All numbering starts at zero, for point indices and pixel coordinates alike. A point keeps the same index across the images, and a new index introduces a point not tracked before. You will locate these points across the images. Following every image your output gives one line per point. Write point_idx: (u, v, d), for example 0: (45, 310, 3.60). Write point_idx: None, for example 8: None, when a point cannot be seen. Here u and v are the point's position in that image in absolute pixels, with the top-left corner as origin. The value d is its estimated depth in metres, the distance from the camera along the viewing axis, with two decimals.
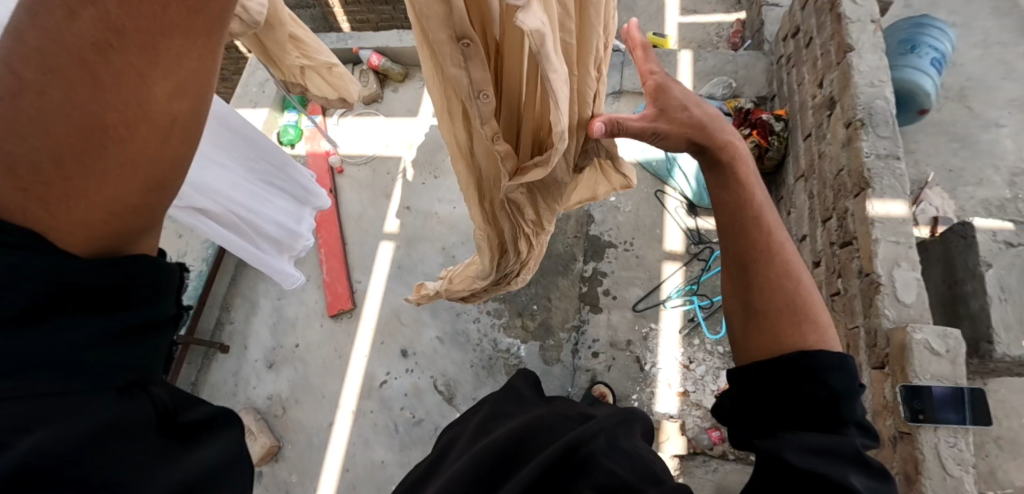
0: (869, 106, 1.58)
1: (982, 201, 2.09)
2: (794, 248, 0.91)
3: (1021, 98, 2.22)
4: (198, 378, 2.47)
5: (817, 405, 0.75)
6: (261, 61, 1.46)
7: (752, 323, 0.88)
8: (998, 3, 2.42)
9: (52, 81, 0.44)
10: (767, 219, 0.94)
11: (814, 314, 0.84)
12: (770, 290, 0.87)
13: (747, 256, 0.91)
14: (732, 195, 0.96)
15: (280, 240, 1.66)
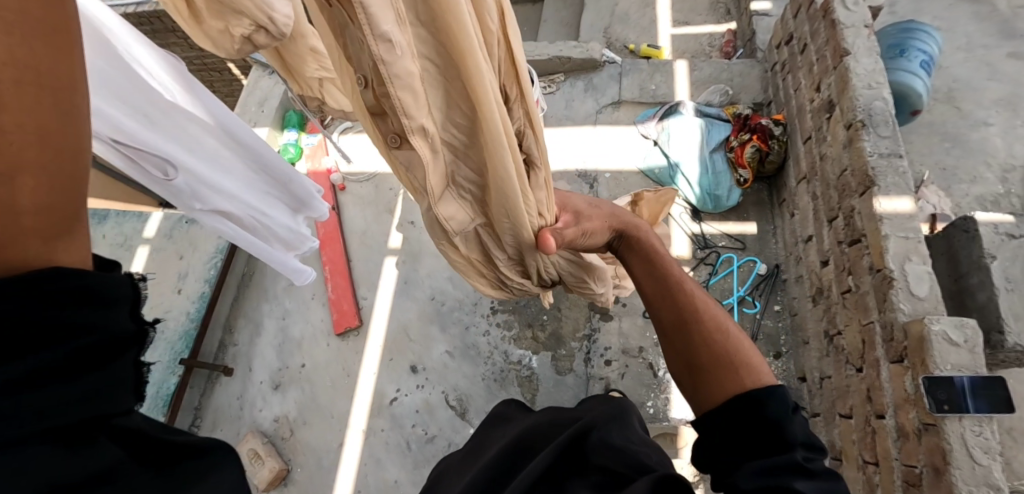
0: (869, 107, 1.62)
1: (978, 198, 2.14)
2: (716, 305, 1.01)
3: (1006, 97, 2.30)
4: (201, 402, 2.43)
5: (766, 435, 0.78)
6: (281, 75, 1.47)
7: (697, 383, 0.93)
8: (978, 8, 2.52)
9: None
10: (689, 286, 1.05)
11: (746, 356, 0.91)
12: (705, 348, 0.94)
13: (679, 320, 1.00)
14: (653, 272, 1.08)
15: (290, 240, 1.67)
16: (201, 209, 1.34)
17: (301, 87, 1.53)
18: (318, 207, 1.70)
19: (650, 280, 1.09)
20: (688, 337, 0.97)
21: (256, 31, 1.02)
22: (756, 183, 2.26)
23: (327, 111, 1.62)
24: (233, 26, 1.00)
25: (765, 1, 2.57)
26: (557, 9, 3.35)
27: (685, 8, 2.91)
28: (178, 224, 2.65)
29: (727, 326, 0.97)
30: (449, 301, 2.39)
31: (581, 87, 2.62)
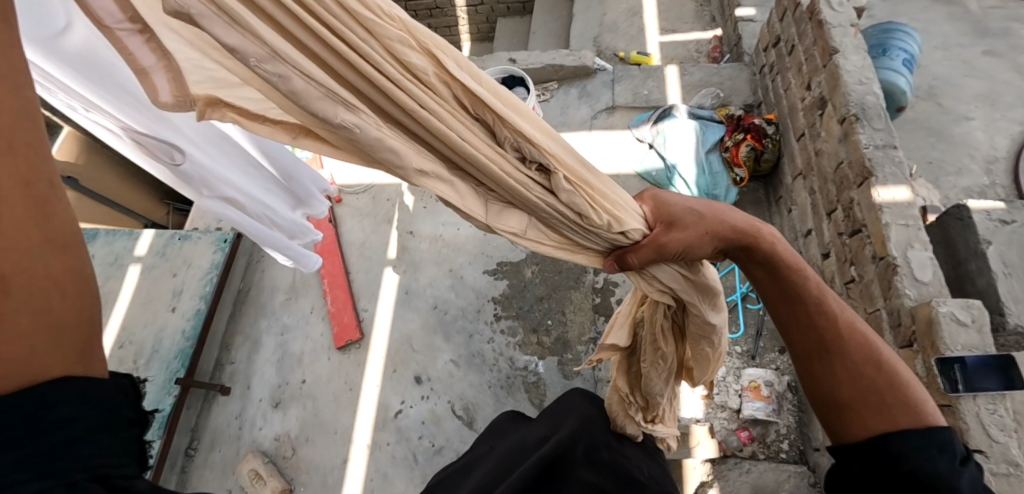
0: (861, 102, 1.67)
1: (965, 189, 2.21)
2: (862, 326, 0.92)
3: (984, 92, 2.40)
4: (198, 423, 2.36)
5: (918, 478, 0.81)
6: None
7: (836, 413, 0.91)
8: (951, 9, 2.64)
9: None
10: (831, 300, 0.91)
11: (909, 393, 0.87)
12: (851, 380, 0.89)
13: (819, 346, 0.91)
14: (784, 284, 0.91)
15: (292, 231, 1.71)
16: (208, 194, 1.40)
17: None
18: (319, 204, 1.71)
19: (777, 295, 0.93)
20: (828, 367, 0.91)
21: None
22: (752, 182, 2.31)
23: None
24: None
25: (750, 7, 2.64)
26: (546, 21, 3.41)
27: (671, 17, 2.99)
28: (171, 241, 2.62)
29: (879, 350, 0.90)
30: (451, 310, 2.37)
31: (574, 94, 2.67)
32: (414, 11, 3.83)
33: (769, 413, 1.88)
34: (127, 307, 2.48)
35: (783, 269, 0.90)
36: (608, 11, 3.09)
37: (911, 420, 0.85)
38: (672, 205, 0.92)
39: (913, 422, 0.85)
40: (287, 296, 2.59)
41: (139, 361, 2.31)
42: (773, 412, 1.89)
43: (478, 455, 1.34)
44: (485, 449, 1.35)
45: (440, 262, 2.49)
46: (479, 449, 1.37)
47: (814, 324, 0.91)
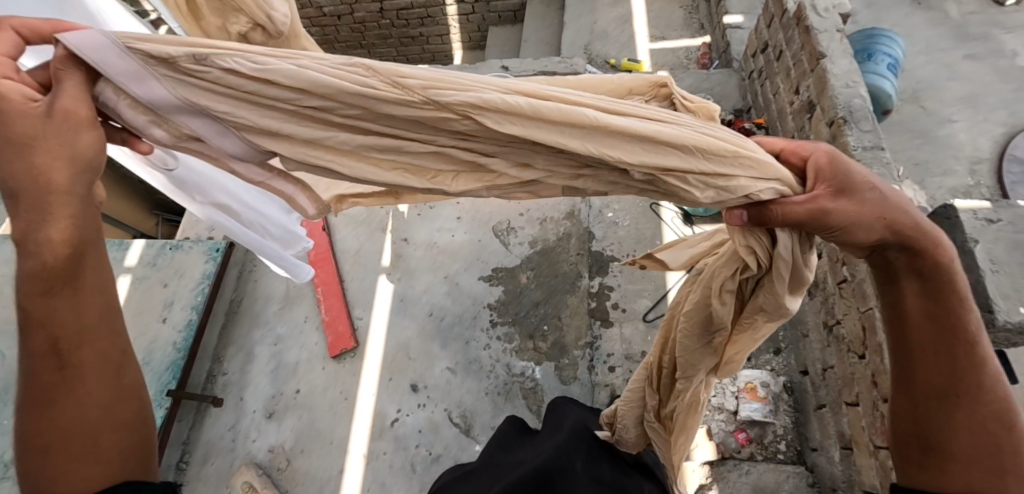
0: (849, 104, 1.70)
1: (951, 189, 2.26)
2: (1000, 384, 0.94)
3: (967, 95, 2.46)
4: (190, 436, 2.32)
5: None
6: None
7: (933, 459, 0.96)
8: (932, 15, 2.71)
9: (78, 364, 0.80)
10: (982, 352, 0.93)
11: None
12: (968, 433, 0.93)
13: (947, 389, 0.93)
14: (947, 318, 0.91)
15: (285, 238, 1.67)
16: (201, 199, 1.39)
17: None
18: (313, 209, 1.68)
19: (925, 317, 0.93)
20: (942, 406, 0.95)
21: (250, 27, 1.50)
22: None
23: None
24: (231, 23, 1.48)
25: (737, 15, 2.68)
26: (537, 29, 3.44)
27: (660, 25, 3.04)
28: (162, 251, 2.60)
29: (1012, 412, 0.94)
30: (447, 317, 2.36)
31: None
32: (406, 19, 3.85)
33: (766, 414, 1.89)
34: None
35: (946, 291, 0.90)
36: (599, 19, 3.13)
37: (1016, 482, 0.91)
38: (854, 173, 0.86)
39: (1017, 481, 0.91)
40: (281, 305, 2.56)
41: None
42: (770, 413, 1.90)
43: (477, 468, 1.32)
44: (482, 462, 1.33)
45: (435, 268, 2.49)
46: (478, 462, 1.34)
47: (959, 366, 0.92)
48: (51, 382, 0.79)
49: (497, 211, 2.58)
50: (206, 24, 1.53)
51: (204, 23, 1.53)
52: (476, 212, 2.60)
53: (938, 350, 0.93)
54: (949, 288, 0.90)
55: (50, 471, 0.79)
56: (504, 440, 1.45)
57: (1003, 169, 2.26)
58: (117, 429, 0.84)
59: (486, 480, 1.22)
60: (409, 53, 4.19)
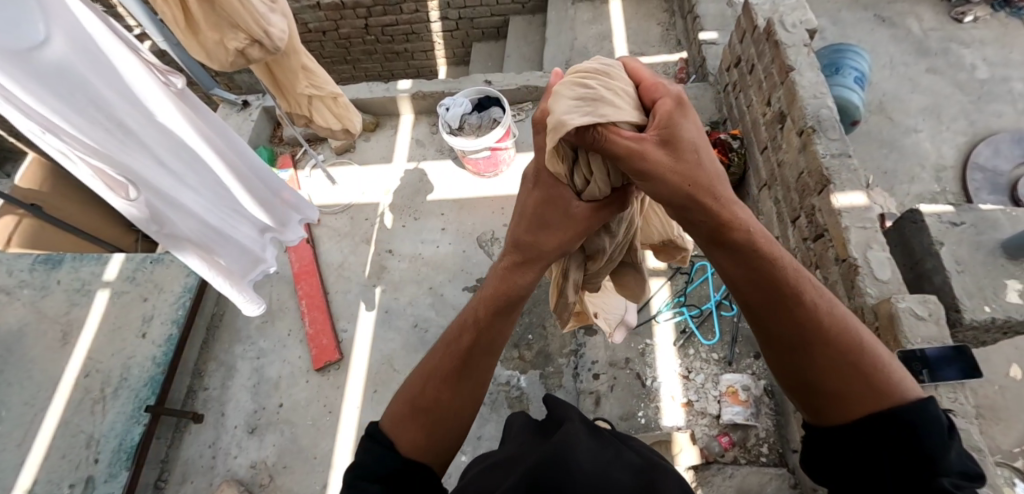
0: (817, 115, 1.76)
1: (917, 196, 2.38)
2: (832, 305, 0.92)
3: (930, 106, 2.58)
4: (169, 455, 2.28)
5: (904, 445, 0.80)
6: (279, 93, 1.94)
7: (811, 401, 0.90)
8: (895, 31, 2.84)
9: (469, 339, 1.05)
10: (802, 280, 0.92)
11: (886, 372, 0.87)
12: (820, 354, 0.89)
13: (786, 327, 0.91)
14: (752, 266, 0.91)
15: (239, 260, 1.89)
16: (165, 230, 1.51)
17: (290, 104, 1.98)
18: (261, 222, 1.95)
19: (742, 276, 0.92)
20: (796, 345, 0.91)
21: (248, 44, 1.51)
22: None
23: (313, 127, 2.07)
24: (229, 40, 1.48)
25: (711, 31, 2.78)
26: (520, 45, 3.51)
27: (639, 41, 3.13)
28: (143, 265, 2.60)
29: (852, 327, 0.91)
30: (432, 328, 2.36)
31: None
32: (391, 36, 3.91)
33: (747, 417, 1.93)
34: (94, 336, 2.42)
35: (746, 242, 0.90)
36: (578, 36, 3.21)
37: (897, 400, 0.84)
38: (678, 125, 0.85)
39: (892, 400, 0.85)
40: (263, 319, 2.53)
41: (107, 390, 2.29)
42: (751, 416, 1.93)
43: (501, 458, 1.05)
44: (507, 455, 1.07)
45: (420, 280, 2.48)
46: (503, 455, 1.08)
47: (784, 305, 0.90)
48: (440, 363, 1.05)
49: (482, 221, 2.57)
50: (204, 38, 1.49)
51: (202, 36, 1.49)
52: (461, 223, 2.59)
53: (770, 306, 0.91)
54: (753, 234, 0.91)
55: (433, 386, 1.03)
56: (526, 433, 1.19)
57: (967, 177, 2.39)
58: (465, 399, 1.04)
59: (502, 473, 0.96)
60: (394, 69, 4.24)
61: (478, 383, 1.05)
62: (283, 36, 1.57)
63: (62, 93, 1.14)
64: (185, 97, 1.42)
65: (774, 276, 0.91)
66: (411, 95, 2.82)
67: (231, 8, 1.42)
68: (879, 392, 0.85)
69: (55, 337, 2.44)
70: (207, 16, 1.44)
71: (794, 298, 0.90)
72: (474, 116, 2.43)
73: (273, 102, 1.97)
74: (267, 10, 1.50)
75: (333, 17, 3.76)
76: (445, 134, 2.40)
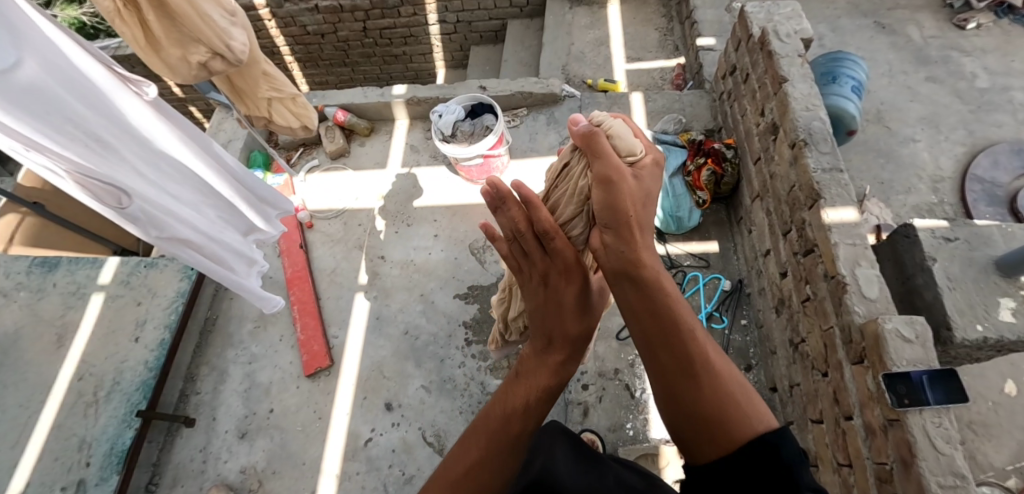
0: (808, 127, 1.74)
1: (914, 207, 2.35)
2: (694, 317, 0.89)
3: (928, 116, 2.56)
4: (161, 458, 2.30)
5: (763, 462, 0.76)
6: (236, 97, 1.90)
7: (678, 414, 0.83)
8: (894, 39, 2.80)
9: (510, 402, 0.95)
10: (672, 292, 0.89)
11: (743, 397, 0.83)
12: (684, 363, 0.84)
13: (659, 333, 0.86)
14: (630, 257, 0.87)
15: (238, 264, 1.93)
16: (158, 235, 1.54)
17: (249, 108, 1.96)
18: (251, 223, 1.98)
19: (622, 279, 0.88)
20: (668, 344, 0.85)
21: (210, 57, 1.51)
22: (714, 204, 2.41)
23: (273, 127, 2.05)
24: (191, 54, 1.47)
25: (709, 37, 2.76)
26: (517, 50, 3.49)
27: (636, 46, 3.11)
28: (137, 269, 2.62)
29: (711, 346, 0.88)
30: (423, 335, 2.35)
31: (543, 121, 2.76)
32: (390, 38, 3.91)
33: None
34: (88, 340, 2.44)
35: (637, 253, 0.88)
36: (575, 41, 3.19)
37: (752, 424, 0.80)
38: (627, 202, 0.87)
39: (751, 429, 0.79)
40: (255, 325, 2.55)
41: (99, 394, 2.31)
42: None
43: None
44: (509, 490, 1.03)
45: (411, 287, 2.48)
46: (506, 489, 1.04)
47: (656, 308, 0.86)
48: (480, 437, 0.94)
49: (474, 229, 2.56)
50: (164, 53, 1.47)
51: (163, 52, 1.47)
52: (453, 230, 2.58)
53: (643, 316, 0.87)
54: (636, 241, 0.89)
55: (473, 448, 0.93)
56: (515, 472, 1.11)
57: (965, 188, 2.36)
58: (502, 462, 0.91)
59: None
60: (393, 71, 4.24)
61: (517, 455, 0.93)
62: (241, 47, 1.56)
63: (39, 113, 1.15)
64: (157, 104, 1.43)
65: (661, 303, 0.87)
66: (405, 100, 2.81)
67: (193, 25, 1.41)
68: (736, 418, 0.80)
69: (51, 340, 2.46)
70: (167, 32, 1.42)
71: (666, 313, 0.86)
72: (467, 123, 2.43)
73: (232, 107, 1.94)
74: (229, 24, 1.50)
75: (332, 20, 3.77)
76: (436, 141, 2.39)
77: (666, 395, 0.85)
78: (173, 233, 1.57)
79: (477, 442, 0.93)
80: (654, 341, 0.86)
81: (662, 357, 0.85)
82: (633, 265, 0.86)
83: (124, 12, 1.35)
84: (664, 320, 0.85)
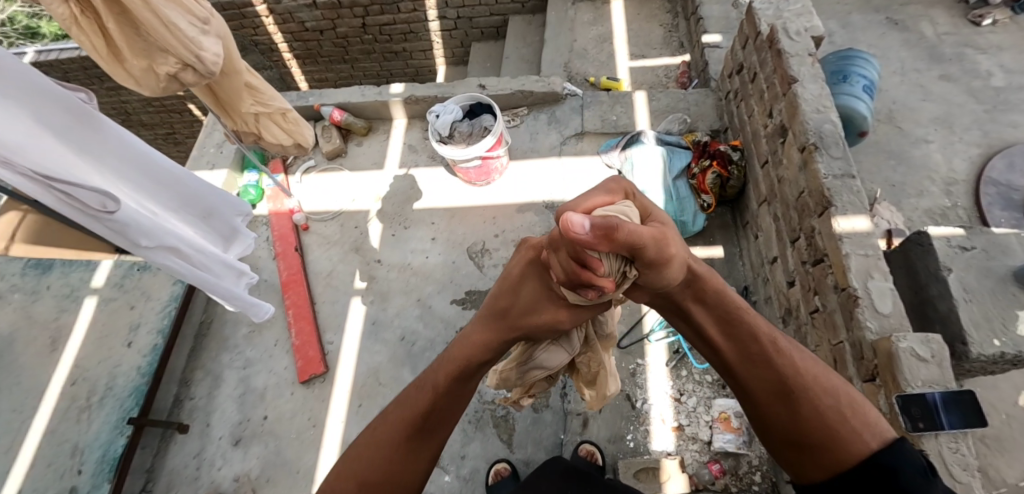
0: (819, 130, 1.66)
1: (926, 211, 2.26)
2: (784, 341, 1.04)
3: (942, 116, 2.47)
4: (154, 464, 2.26)
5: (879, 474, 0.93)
6: (222, 112, 1.76)
7: (786, 433, 1.01)
8: (907, 36, 2.71)
9: (422, 402, 1.06)
10: (755, 322, 1.04)
11: (845, 411, 0.99)
12: (781, 388, 1.01)
13: (753, 359, 1.02)
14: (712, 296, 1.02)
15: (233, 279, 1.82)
16: (145, 244, 1.43)
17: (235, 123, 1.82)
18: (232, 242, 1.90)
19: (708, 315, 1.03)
20: (762, 372, 1.02)
21: (180, 68, 1.33)
22: (720, 207, 2.33)
23: (262, 144, 1.91)
24: (159, 66, 1.30)
25: (715, 34, 2.67)
26: (518, 47, 3.41)
27: (640, 43, 3.03)
28: (131, 272, 2.58)
29: (806, 366, 1.03)
30: (419, 341, 2.30)
31: (543, 120, 2.68)
32: (389, 35, 3.84)
33: (740, 445, 1.84)
34: (81, 344, 2.41)
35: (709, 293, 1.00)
36: (578, 37, 3.11)
37: (856, 439, 0.97)
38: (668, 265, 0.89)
39: (855, 443, 0.97)
40: (251, 329, 2.50)
41: (92, 399, 2.27)
42: (744, 444, 1.84)
43: None
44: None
45: (408, 291, 2.42)
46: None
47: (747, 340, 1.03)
48: (397, 427, 1.06)
49: (471, 232, 2.50)
50: (128, 65, 1.30)
51: (127, 63, 1.30)
52: (451, 233, 2.52)
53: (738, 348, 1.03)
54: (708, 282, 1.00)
55: (387, 438, 1.06)
56: None
57: (979, 191, 2.27)
58: (406, 451, 1.06)
59: None
60: (393, 69, 4.17)
61: (430, 446, 1.07)
62: (217, 58, 1.37)
63: None
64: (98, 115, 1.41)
65: (751, 338, 1.03)
66: (403, 99, 2.74)
67: (156, 34, 1.25)
68: (845, 435, 0.97)
69: (44, 343, 2.42)
70: (131, 42, 1.27)
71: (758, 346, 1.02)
72: (465, 124, 2.36)
73: (217, 121, 1.79)
74: (199, 32, 1.31)
75: (330, 16, 3.70)
76: (434, 143, 2.33)
77: (769, 420, 1.03)
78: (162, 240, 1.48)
79: (390, 436, 1.06)
80: (743, 368, 1.04)
81: (755, 384, 1.02)
82: (702, 292, 1.00)
83: (81, 19, 1.21)
84: (753, 350, 1.02)
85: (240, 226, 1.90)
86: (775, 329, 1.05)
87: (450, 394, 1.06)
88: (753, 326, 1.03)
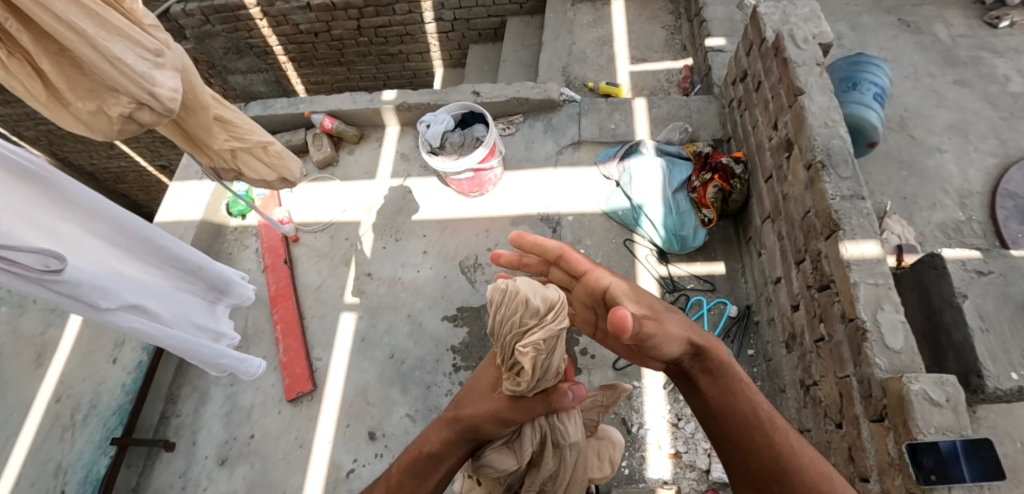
0: (827, 146, 1.56)
1: (939, 225, 2.15)
2: (785, 424, 1.06)
3: (956, 123, 2.35)
4: (140, 483, 2.22)
5: None
6: (193, 148, 1.65)
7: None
8: (920, 38, 2.59)
9: (408, 466, 1.14)
10: (756, 400, 1.09)
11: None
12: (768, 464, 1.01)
13: (745, 431, 1.06)
14: (714, 369, 1.12)
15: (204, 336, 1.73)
16: (107, 306, 1.34)
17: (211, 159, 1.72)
18: (211, 296, 1.83)
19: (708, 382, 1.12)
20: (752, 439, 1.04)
21: (135, 107, 1.22)
22: (721, 221, 2.23)
23: (243, 180, 1.81)
24: (109, 106, 1.20)
25: (719, 37, 2.56)
26: (516, 49, 3.31)
27: (641, 45, 2.92)
28: None
29: (802, 446, 1.03)
30: (409, 359, 2.23)
31: (540, 128, 2.59)
32: (385, 37, 3.75)
33: None
34: (68, 357, 2.30)
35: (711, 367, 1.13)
36: (577, 40, 3.01)
37: None
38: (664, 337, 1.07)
39: None
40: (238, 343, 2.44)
41: (76, 416, 2.20)
42: None
43: None
44: None
45: (398, 307, 2.35)
46: None
47: (739, 410, 1.08)
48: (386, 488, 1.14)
49: (464, 245, 2.42)
50: (75, 108, 1.21)
51: (73, 107, 1.21)
52: (443, 246, 2.44)
53: (728, 416, 1.08)
54: (716, 356, 1.13)
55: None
56: None
57: (995, 204, 2.15)
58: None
59: None
60: (390, 71, 4.08)
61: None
62: (174, 92, 1.26)
63: None
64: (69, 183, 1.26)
65: (746, 413, 1.07)
66: (395, 106, 2.66)
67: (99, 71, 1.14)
68: None
69: (29, 358, 2.28)
70: (72, 81, 1.17)
71: (749, 420, 1.06)
72: (456, 134, 2.28)
73: (191, 158, 1.68)
74: (150, 66, 1.20)
75: (325, 18, 3.62)
76: (424, 154, 2.25)
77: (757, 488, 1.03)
78: (124, 299, 1.38)
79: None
80: (731, 438, 1.08)
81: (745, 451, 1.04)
82: (705, 363, 1.13)
83: (11, 63, 1.11)
84: (741, 424, 1.06)
85: (228, 279, 1.83)
86: (779, 415, 1.08)
87: (429, 458, 1.13)
88: (752, 401, 1.08)
